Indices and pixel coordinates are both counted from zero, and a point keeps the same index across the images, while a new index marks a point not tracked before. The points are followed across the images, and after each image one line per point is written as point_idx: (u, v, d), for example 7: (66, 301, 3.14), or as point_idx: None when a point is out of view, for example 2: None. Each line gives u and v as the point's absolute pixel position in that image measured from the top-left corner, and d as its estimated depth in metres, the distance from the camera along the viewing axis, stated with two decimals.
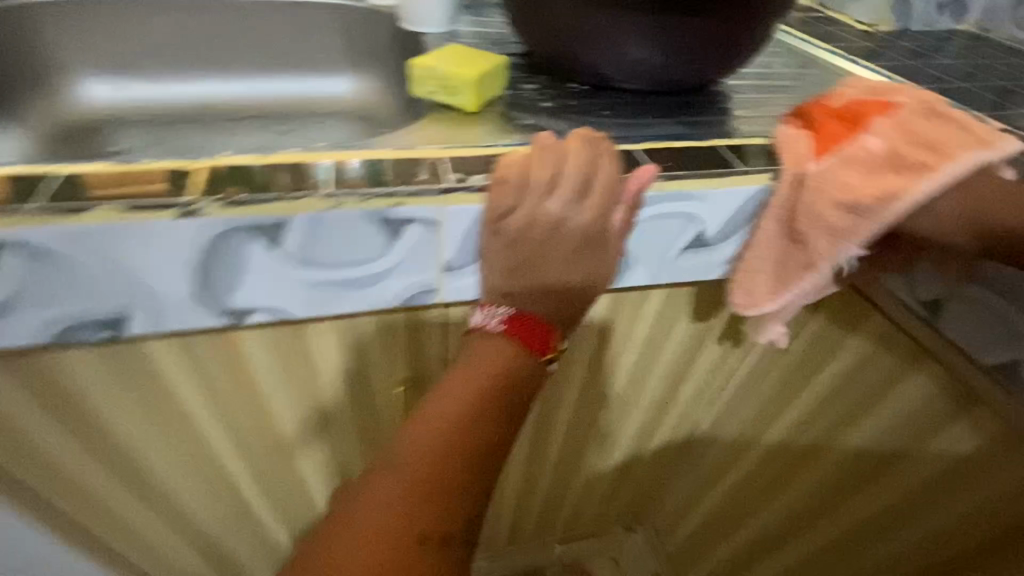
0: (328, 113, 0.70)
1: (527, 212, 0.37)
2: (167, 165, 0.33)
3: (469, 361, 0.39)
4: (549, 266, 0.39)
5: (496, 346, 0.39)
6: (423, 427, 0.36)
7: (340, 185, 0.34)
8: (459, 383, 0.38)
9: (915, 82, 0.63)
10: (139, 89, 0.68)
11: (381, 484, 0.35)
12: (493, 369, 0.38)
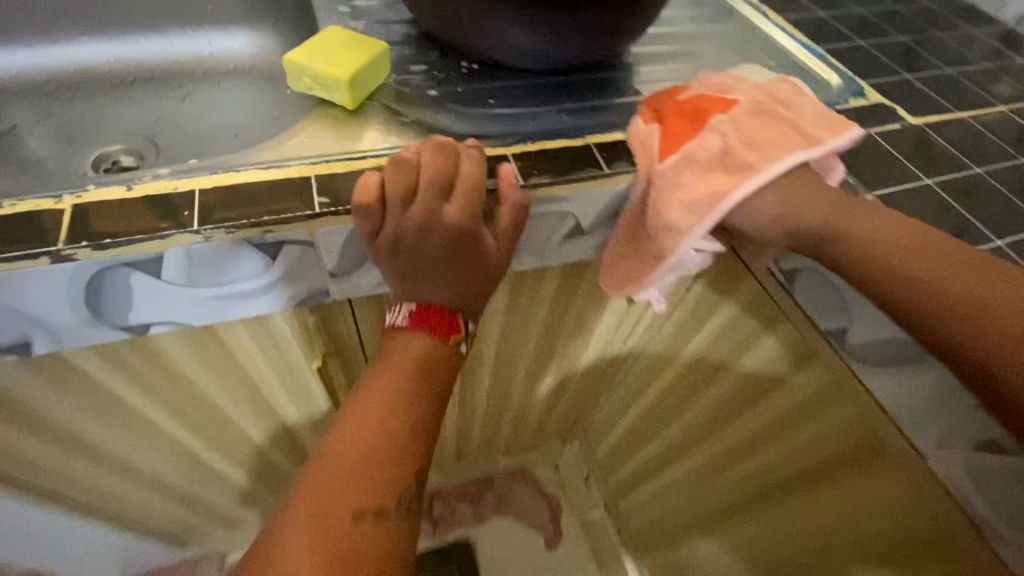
0: (229, 75, 0.68)
1: (393, 224, 0.39)
2: (38, 208, 0.36)
3: (390, 354, 0.42)
4: (428, 267, 0.41)
5: (411, 339, 0.42)
6: (362, 412, 0.40)
7: (210, 218, 0.37)
8: (386, 372, 0.41)
9: (813, 42, 0.63)
10: (22, 58, 0.64)
11: (326, 469, 0.38)
12: (412, 360, 0.42)
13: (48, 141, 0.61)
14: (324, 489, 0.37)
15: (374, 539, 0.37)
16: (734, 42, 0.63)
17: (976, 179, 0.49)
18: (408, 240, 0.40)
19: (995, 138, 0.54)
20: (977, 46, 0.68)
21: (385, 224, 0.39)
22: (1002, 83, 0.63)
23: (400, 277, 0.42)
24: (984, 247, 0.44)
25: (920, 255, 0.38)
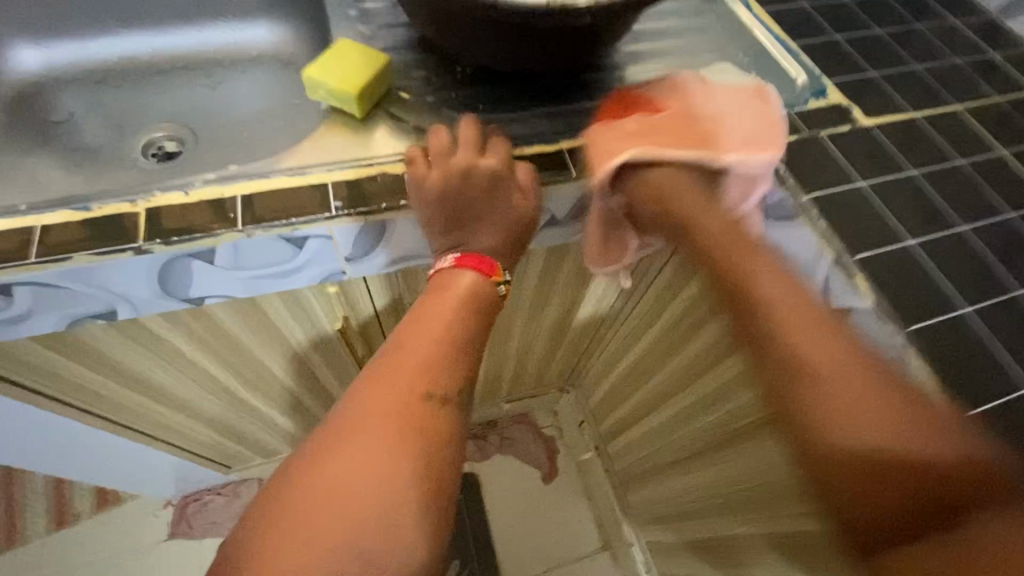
0: (255, 64, 0.75)
1: (437, 174, 0.48)
2: (116, 211, 0.44)
3: (442, 286, 0.50)
4: (464, 221, 0.50)
5: (460, 275, 0.50)
6: (429, 320, 0.48)
7: (253, 219, 0.46)
8: (448, 293, 0.50)
9: (790, 37, 0.68)
10: (73, 50, 0.72)
11: (405, 361, 0.46)
12: (469, 288, 0.50)
13: (101, 130, 0.70)
14: (399, 372, 0.45)
15: (441, 416, 0.45)
16: (714, 36, 0.67)
17: (910, 181, 0.55)
18: (450, 191, 0.49)
19: (942, 138, 0.59)
20: (953, 37, 0.72)
21: (427, 177, 0.48)
22: (966, 78, 0.67)
23: (446, 228, 0.50)
24: (897, 245, 0.50)
25: (762, 284, 0.45)
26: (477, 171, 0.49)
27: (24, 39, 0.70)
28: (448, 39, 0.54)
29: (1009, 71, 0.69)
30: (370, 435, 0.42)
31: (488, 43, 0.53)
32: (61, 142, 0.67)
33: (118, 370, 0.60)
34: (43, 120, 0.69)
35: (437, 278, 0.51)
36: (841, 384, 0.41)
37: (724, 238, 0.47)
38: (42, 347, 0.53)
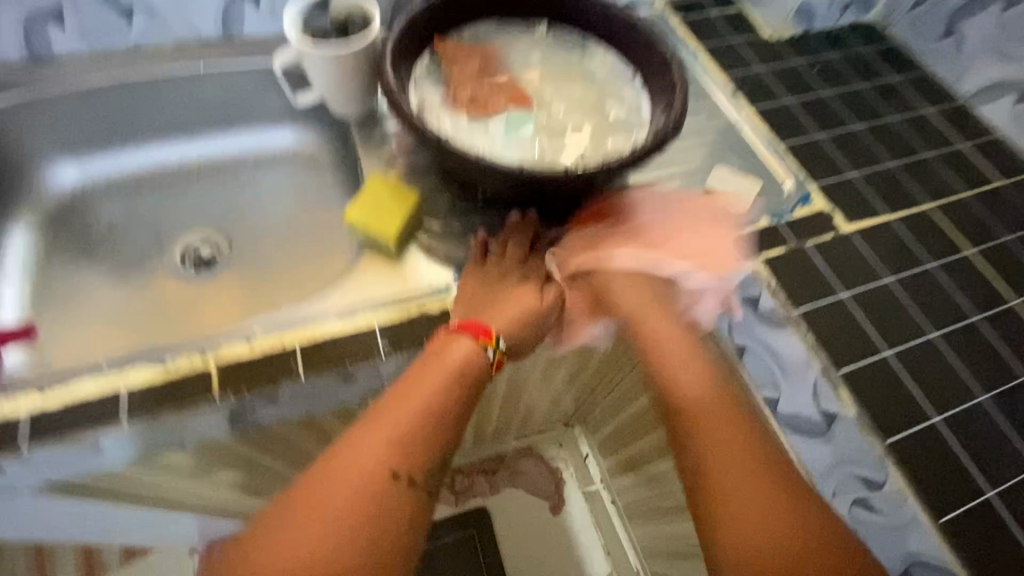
0: (281, 167, 0.80)
1: (488, 263, 0.58)
2: (191, 371, 0.49)
3: (438, 349, 0.52)
4: (483, 300, 0.56)
5: (456, 341, 0.52)
6: (416, 390, 0.49)
7: (312, 368, 0.51)
8: (441, 357, 0.51)
9: (778, 140, 0.74)
10: (107, 164, 0.75)
11: (382, 427, 0.47)
12: (464, 355, 0.51)
13: (140, 239, 0.74)
14: (373, 437, 0.46)
15: (403, 499, 0.45)
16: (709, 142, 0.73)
17: (886, 289, 0.62)
18: (488, 275, 0.57)
19: (916, 243, 0.66)
20: (925, 130, 0.78)
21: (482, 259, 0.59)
22: (937, 175, 0.73)
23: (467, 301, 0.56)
24: (874, 357, 0.58)
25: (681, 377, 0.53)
26: (515, 262, 0.58)
27: (60, 155, 0.72)
28: (467, 178, 0.57)
29: (976, 164, 0.76)
30: (346, 490, 0.45)
31: (509, 191, 0.57)
32: (106, 255, 0.72)
33: (175, 488, 0.64)
34: (86, 233, 0.73)
35: (434, 342, 0.53)
36: (731, 462, 0.48)
37: (655, 311, 0.57)
38: (112, 483, 0.57)
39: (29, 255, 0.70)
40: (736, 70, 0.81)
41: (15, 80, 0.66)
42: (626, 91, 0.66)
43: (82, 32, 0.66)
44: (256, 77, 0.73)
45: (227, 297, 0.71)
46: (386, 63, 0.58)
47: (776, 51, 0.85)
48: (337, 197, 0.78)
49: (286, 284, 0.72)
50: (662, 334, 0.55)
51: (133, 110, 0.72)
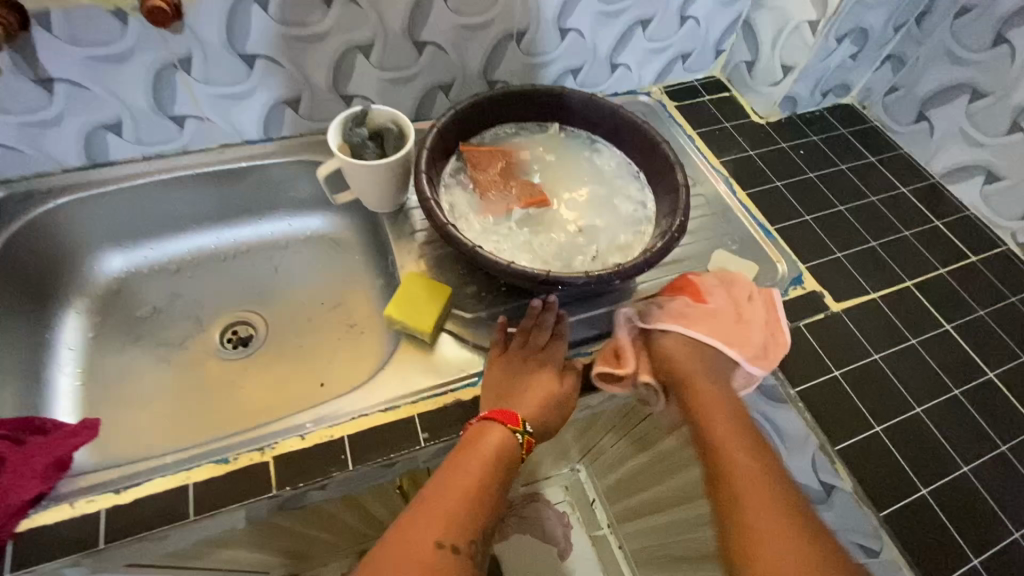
0: (315, 247, 0.86)
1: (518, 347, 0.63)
2: (251, 463, 0.54)
3: (478, 437, 0.55)
4: (513, 389, 0.60)
5: (490, 427, 0.56)
6: (462, 471, 0.52)
7: (360, 458, 0.56)
8: (479, 444, 0.54)
9: (771, 221, 0.82)
10: (153, 250, 0.81)
11: (431, 504, 0.49)
12: (499, 441, 0.55)
13: (182, 320, 0.79)
14: (428, 514, 0.48)
15: (451, 567, 0.45)
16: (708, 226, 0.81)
17: (873, 364, 0.68)
18: (518, 361, 0.62)
19: (899, 319, 0.73)
20: (902, 208, 0.87)
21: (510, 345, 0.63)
22: (915, 251, 0.81)
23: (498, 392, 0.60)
24: (866, 432, 0.64)
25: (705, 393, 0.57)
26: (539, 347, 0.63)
27: (110, 246, 0.78)
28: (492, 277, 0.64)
29: (949, 240, 0.84)
30: (401, 554, 0.45)
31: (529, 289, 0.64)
32: (151, 336, 0.77)
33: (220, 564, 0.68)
34: (133, 316, 0.78)
35: (469, 432, 0.56)
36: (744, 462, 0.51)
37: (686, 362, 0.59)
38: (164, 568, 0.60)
39: (80, 340, 0.74)
40: (729, 155, 0.90)
41: (74, 182, 0.72)
42: (633, 188, 0.74)
43: (138, 138, 0.72)
44: (295, 170, 0.80)
45: (264, 373, 0.76)
46: (422, 172, 0.65)
47: (764, 136, 0.94)
48: (367, 275, 0.84)
49: (321, 361, 0.77)
50: (691, 371, 0.58)
51: (181, 203, 0.79)
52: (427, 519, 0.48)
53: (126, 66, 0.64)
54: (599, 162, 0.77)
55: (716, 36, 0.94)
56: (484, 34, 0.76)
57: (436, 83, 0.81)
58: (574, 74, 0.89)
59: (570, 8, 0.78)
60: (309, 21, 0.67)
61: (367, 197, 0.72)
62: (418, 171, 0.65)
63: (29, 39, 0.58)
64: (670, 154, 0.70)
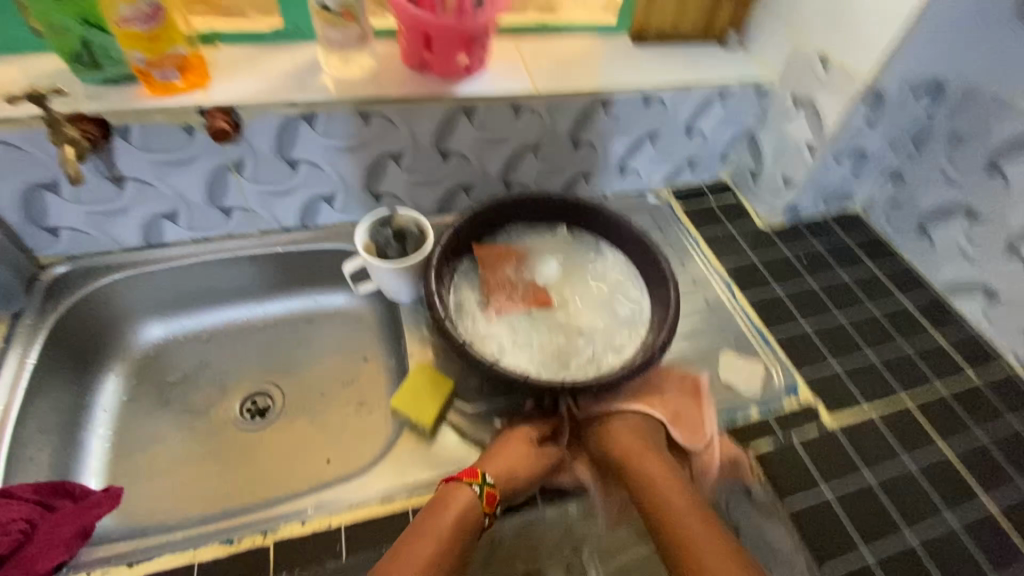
0: (335, 324, 0.92)
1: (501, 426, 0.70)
2: (253, 546, 0.58)
3: (442, 499, 0.60)
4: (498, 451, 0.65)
5: (454, 488, 0.60)
6: (424, 537, 0.56)
7: (354, 549, 0.59)
8: (444, 504, 0.59)
9: (768, 328, 0.85)
10: (190, 321, 0.88)
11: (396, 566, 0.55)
12: (462, 501, 0.59)
13: (207, 388, 0.85)
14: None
15: None
16: (707, 329, 0.85)
17: (867, 488, 0.69)
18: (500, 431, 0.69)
19: (894, 438, 0.74)
20: (902, 321, 0.89)
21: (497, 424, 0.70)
22: (912, 367, 0.83)
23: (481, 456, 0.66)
24: (857, 558, 0.64)
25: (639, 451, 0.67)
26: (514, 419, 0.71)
27: (151, 316, 0.85)
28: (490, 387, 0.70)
29: (948, 356, 0.85)
30: None
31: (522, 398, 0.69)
32: (178, 402, 0.83)
33: None
34: (163, 382, 0.84)
35: (437, 494, 0.61)
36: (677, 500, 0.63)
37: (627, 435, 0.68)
38: None
39: (115, 403, 0.81)
40: (731, 259, 0.94)
41: (129, 260, 0.81)
42: (631, 294, 0.79)
43: (190, 225, 0.81)
44: (325, 255, 0.88)
45: (276, 446, 0.81)
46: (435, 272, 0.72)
47: (767, 241, 0.98)
48: (380, 355, 0.89)
49: (330, 437, 0.81)
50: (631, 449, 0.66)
51: (220, 281, 0.87)
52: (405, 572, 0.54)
53: (188, 168, 0.73)
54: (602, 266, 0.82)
55: (722, 146, 1.00)
56: (503, 145, 0.85)
57: (458, 184, 0.89)
58: (586, 178, 0.96)
59: (583, 124, 0.86)
60: (349, 135, 0.76)
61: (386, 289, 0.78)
62: (430, 272, 0.72)
63: (109, 147, 0.68)
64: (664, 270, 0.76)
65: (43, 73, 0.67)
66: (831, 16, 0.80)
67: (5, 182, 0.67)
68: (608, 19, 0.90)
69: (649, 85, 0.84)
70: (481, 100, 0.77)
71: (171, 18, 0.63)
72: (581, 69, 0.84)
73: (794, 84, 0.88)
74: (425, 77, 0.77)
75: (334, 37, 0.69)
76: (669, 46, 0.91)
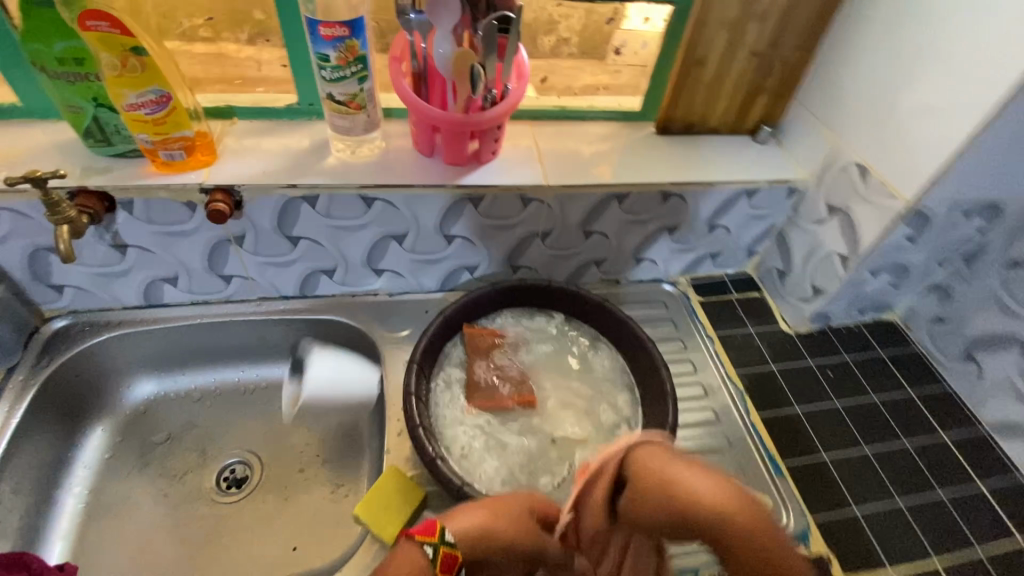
0: None
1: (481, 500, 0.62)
2: None
3: (390, 567, 0.48)
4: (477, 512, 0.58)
5: (407, 552, 0.49)
6: None
7: None
8: (388, 573, 0.47)
9: (781, 456, 0.78)
10: (182, 379, 0.87)
11: None
12: (412, 571, 0.48)
13: (190, 452, 0.83)
14: None
15: None
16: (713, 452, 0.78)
17: None
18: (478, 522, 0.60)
19: None
20: (939, 461, 0.80)
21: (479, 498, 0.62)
22: (946, 520, 0.74)
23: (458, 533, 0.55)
24: None
25: (679, 478, 0.48)
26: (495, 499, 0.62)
27: (145, 373, 0.85)
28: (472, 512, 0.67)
29: (992, 509, 0.76)
30: None
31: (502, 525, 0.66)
32: (157, 465, 0.81)
33: None
34: (147, 442, 0.83)
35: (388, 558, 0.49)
36: (736, 516, 0.46)
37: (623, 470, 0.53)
38: None
39: (96, 460, 0.80)
40: (748, 368, 0.87)
41: (128, 318, 0.81)
42: (621, 402, 0.77)
43: (190, 288, 0.80)
44: (322, 325, 0.86)
45: (248, 523, 0.78)
46: (411, 373, 0.71)
47: (790, 349, 0.90)
48: (365, 433, 0.86)
49: (301, 521, 0.78)
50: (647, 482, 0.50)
51: (216, 342, 0.86)
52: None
53: (189, 239, 0.73)
54: (596, 371, 0.79)
55: (748, 242, 0.94)
56: (510, 231, 0.82)
57: (462, 265, 0.86)
58: (598, 265, 0.91)
59: (595, 215, 0.82)
60: (351, 216, 0.75)
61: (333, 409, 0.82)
62: (411, 370, 0.71)
63: (112, 217, 0.69)
64: (667, 387, 0.70)
65: (62, 144, 0.69)
66: (872, 127, 0.74)
67: (13, 243, 0.69)
68: (634, 106, 0.87)
69: (668, 182, 0.80)
70: (488, 190, 0.75)
71: (180, 102, 0.63)
72: (598, 159, 0.81)
73: (829, 191, 0.82)
74: (433, 164, 0.75)
75: (341, 124, 0.68)
76: (696, 139, 0.87)
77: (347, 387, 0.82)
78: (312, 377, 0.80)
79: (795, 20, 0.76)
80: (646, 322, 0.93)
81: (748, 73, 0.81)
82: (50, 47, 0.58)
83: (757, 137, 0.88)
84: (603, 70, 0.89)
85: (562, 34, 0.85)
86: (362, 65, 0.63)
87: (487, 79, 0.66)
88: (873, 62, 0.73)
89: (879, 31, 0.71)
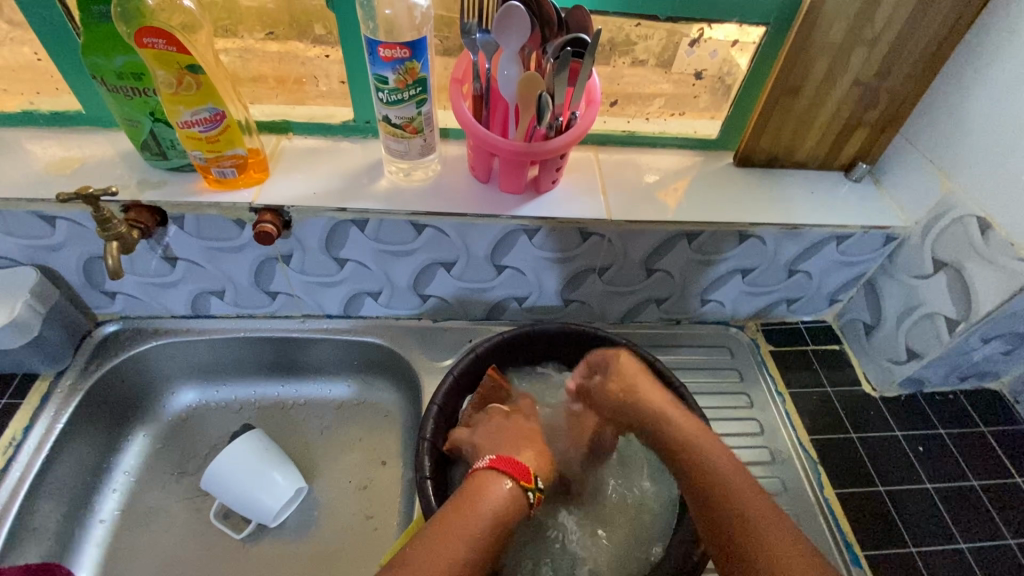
0: (372, 411, 0.86)
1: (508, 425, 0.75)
2: None
3: (485, 493, 0.59)
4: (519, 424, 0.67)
5: (496, 480, 0.61)
6: (459, 526, 0.55)
7: None
8: (481, 493, 0.59)
9: (859, 547, 0.69)
10: (223, 391, 0.86)
11: (450, 523, 0.55)
12: (499, 489, 0.60)
13: None
14: (438, 545, 0.53)
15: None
16: None
17: None
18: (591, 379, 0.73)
19: None
20: None
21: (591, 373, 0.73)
22: None
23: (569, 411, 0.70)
24: None
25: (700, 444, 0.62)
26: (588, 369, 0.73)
27: (188, 382, 0.84)
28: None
29: None
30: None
31: None
32: (193, 476, 0.80)
33: None
34: (186, 453, 0.81)
35: (477, 479, 0.61)
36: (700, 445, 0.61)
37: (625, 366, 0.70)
38: None
39: (137, 465, 0.80)
40: (823, 435, 0.78)
41: (176, 327, 0.81)
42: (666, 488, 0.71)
43: (235, 302, 0.79)
44: (364, 346, 0.83)
45: (275, 546, 0.75)
46: (427, 425, 0.68)
47: (872, 415, 0.81)
48: (400, 461, 0.82)
49: (329, 550, 0.75)
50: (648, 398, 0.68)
51: (258, 355, 0.84)
52: (432, 552, 0.53)
53: (236, 255, 0.72)
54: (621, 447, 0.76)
55: (831, 289, 0.84)
56: (567, 264, 0.76)
57: (511, 296, 0.81)
58: (658, 303, 0.84)
59: (661, 253, 0.75)
60: (401, 241, 0.71)
61: (253, 514, 0.74)
62: (429, 414, 0.69)
63: (164, 231, 0.68)
64: None
65: (122, 155, 0.69)
66: (995, 174, 0.64)
67: (70, 250, 0.70)
68: (711, 133, 0.79)
69: (746, 222, 0.72)
70: (546, 222, 0.69)
71: (234, 119, 0.61)
72: (667, 192, 0.74)
73: (935, 243, 0.72)
74: (490, 190, 0.70)
75: (397, 148, 0.65)
76: (778, 173, 0.78)
77: (246, 496, 0.73)
78: (211, 471, 0.73)
79: (910, 48, 0.66)
80: (708, 369, 0.84)
81: (848, 104, 0.71)
82: (110, 61, 0.57)
83: (851, 175, 0.78)
84: (665, 80, 0.75)
85: (637, 57, 0.72)
86: (420, 89, 0.59)
87: (554, 107, 0.59)
88: (1009, 98, 0.62)
89: (1016, 65, 0.61)
